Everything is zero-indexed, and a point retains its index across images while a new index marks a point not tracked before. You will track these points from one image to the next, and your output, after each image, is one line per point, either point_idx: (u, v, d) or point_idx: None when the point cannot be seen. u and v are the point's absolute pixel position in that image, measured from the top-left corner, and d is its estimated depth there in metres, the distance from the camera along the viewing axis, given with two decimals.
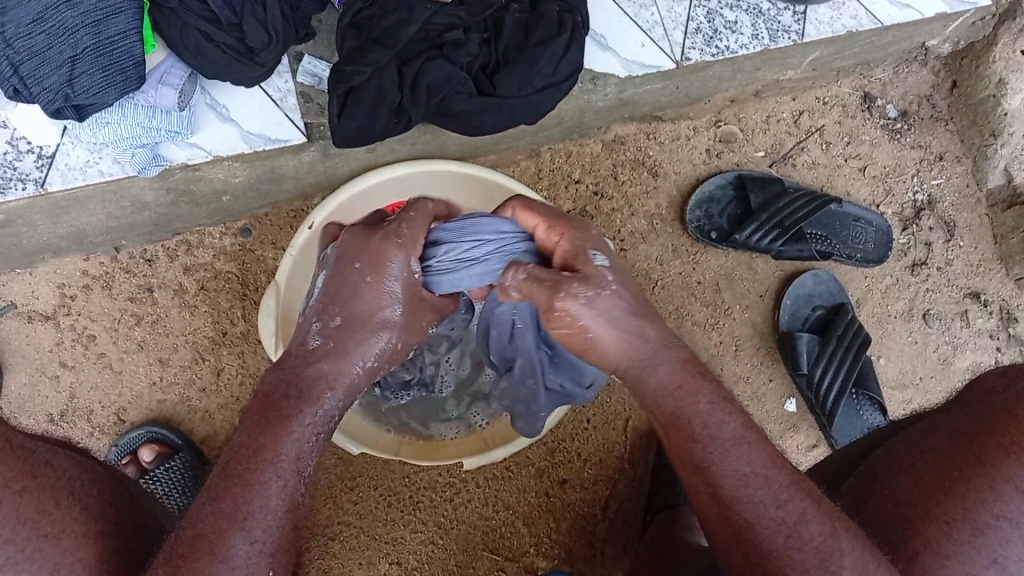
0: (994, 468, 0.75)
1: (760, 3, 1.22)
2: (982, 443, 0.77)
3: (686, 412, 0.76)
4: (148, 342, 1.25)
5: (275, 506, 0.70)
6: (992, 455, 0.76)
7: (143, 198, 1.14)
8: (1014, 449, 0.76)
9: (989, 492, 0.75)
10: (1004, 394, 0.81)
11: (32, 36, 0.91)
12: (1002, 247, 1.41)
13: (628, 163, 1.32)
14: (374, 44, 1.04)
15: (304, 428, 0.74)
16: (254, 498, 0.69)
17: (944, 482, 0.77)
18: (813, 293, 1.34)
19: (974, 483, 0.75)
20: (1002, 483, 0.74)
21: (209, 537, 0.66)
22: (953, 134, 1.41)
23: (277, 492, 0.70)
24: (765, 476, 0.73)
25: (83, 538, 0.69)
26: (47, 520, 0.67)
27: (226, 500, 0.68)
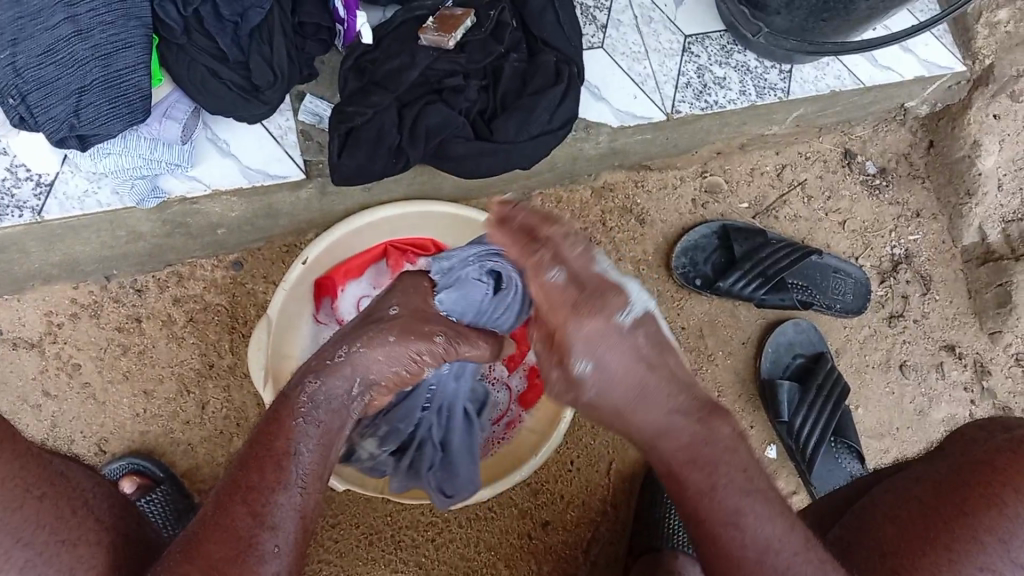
0: (975, 520, 0.78)
1: (747, 60, 1.27)
2: (963, 496, 0.80)
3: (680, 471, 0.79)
4: (133, 373, 1.24)
5: (282, 499, 0.75)
6: (972, 508, 0.79)
7: (139, 228, 1.15)
8: (996, 503, 0.78)
9: (973, 542, 0.77)
10: (984, 449, 0.84)
11: (42, 66, 0.93)
12: (976, 301, 1.44)
13: (616, 210, 1.35)
14: (376, 87, 1.08)
15: (303, 430, 0.81)
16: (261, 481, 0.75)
17: (928, 532, 0.79)
18: (794, 342, 1.38)
19: (958, 535, 0.78)
20: (986, 535, 0.77)
21: (215, 525, 0.71)
22: (929, 191, 1.46)
23: (284, 489, 0.75)
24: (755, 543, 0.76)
25: (98, 546, 0.71)
26: (65, 526, 0.69)
27: (231, 497, 0.73)
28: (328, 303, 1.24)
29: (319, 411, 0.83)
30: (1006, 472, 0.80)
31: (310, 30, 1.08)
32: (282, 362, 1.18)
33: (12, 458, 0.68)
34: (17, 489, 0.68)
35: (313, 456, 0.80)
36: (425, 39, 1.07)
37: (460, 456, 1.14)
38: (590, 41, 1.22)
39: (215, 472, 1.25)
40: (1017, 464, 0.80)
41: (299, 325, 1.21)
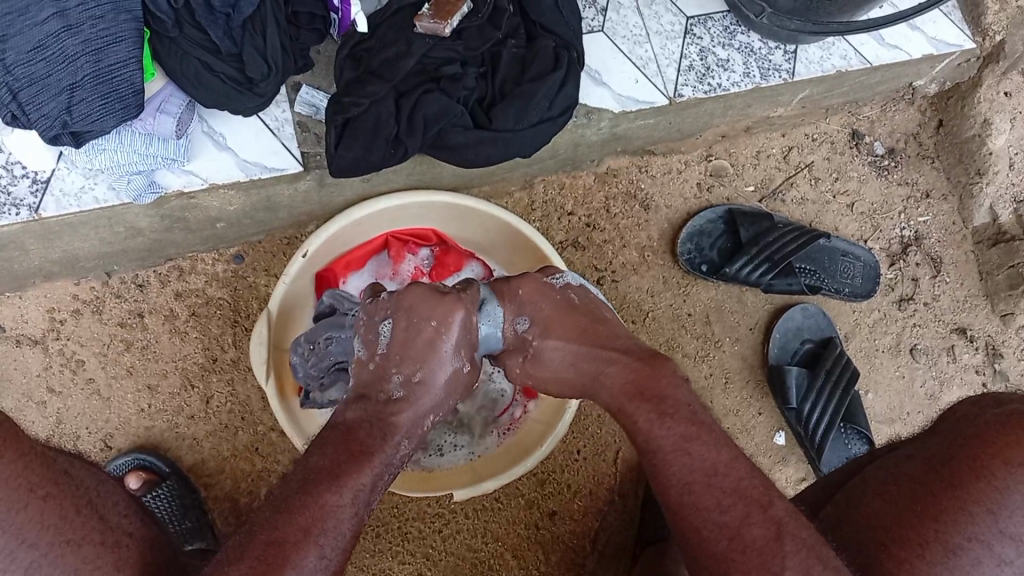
0: (963, 491, 0.78)
1: (751, 41, 1.24)
2: (952, 468, 0.80)
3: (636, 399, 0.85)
4: (137, 368, 1.24)
5: (344, 530, 0.74)
6: (962, 480, 0.79)
7: (138, 224, 1.14)
8: (984, 474, 0.78)
9: (961, 515, 0.77)
10: (974, 420, 0.84)
11: (32, 63, 0.91)
12: (988, 283, 1.42)
13: (620, 196, 1.33)
14: (372, 77, 1.06)
15: (380, 465, 0.80)
16: (328, 510, 0.73)
17: (916, 505, 0.80)
18: (802, 326, 1.36)
19: (947, 505, 0.78)
20: (974, 505, 0.77)
21: (280, 545, 0.70)
22: (939, 171, 1.43)
23: (349, 518, 0.75)
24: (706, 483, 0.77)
25: (104, 547, 0.71)
26: (68, 527, 0.69)
27: (301, 513, 0.73)
28: None
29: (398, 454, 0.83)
30: (998, 443, 0.80)
31: (304, 19, 1.05)
32: (282, 355, 1.18)
33: (15, 459, 0.68)
34: (22, 490, 0.68)
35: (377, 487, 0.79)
36: (420, 27, 1.04)
37: None
38: (590, 24, 1.20)
39: (221, 466, 1.25)
40: (1008, 435, 0.80)
41: (299, 318, 1.20)
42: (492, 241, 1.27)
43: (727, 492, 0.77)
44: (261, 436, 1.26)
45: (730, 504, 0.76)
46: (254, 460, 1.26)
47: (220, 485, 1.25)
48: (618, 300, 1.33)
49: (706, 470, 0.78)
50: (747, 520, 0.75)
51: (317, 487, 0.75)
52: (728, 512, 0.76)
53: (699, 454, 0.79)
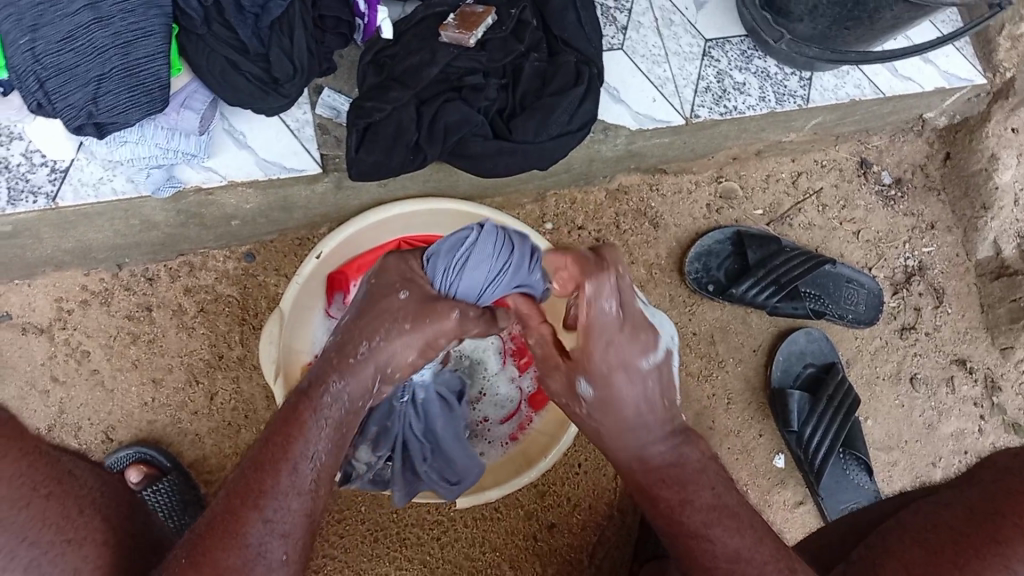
0: (1010, 548, 0.73)
1: (768, 67, 1.26)
2: (997, 522, 0.76)
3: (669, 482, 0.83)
4: (142, 361, 1.24)
5: (287, 488, 0.73)
6: (1008, 534, 0.74)
7: (153, 217, 1.15)
8: None
9: (1004, 571, 0.72)
10: (1019, 475, 0.80)
11: (60, 53, 0.91)
12: (989, 316, 1.44)
13: (630, 213, 1.35)
14: (395, 83, 1.07)
15: (318, 420, 0.78)
16: (275, 486, 0.73)
17: (957, 558, 0.75)
18: (804, 351, 1.37)
19: (991, 562, 0.73)
20: (1019, 563, 0.72)
21: (223, 520, 0.70)
22: (944, 204, 1.45)
23: (290, 476, 0.74)
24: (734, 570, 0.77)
25: (103, 547, 0.70)
26: (70, 526, 0.68)
27: (242, 486, 0.72)
28: (339, 298, 1.20)
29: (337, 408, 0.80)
30: None
31: (330, 23, 1.06)
32: (294, 357, 1.17)
33: (18, 457, 0.67)
34: (25, 488, 0.66)
35: (327, 456, 0.78)
36: (444, 36, 1.07)
37: (448, 444, 1.09)
38: (610, 42, 1.21)
39: (221, 463, 1.25)
40: None
41: (309, 318, 1.20)
42: None
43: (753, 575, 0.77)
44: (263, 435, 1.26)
45: None
46: None
47: (220, 482, 1.24)
48: None
49: (731, 555, 0.78)
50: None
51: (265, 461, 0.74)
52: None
53: (722, 539, 0.79)
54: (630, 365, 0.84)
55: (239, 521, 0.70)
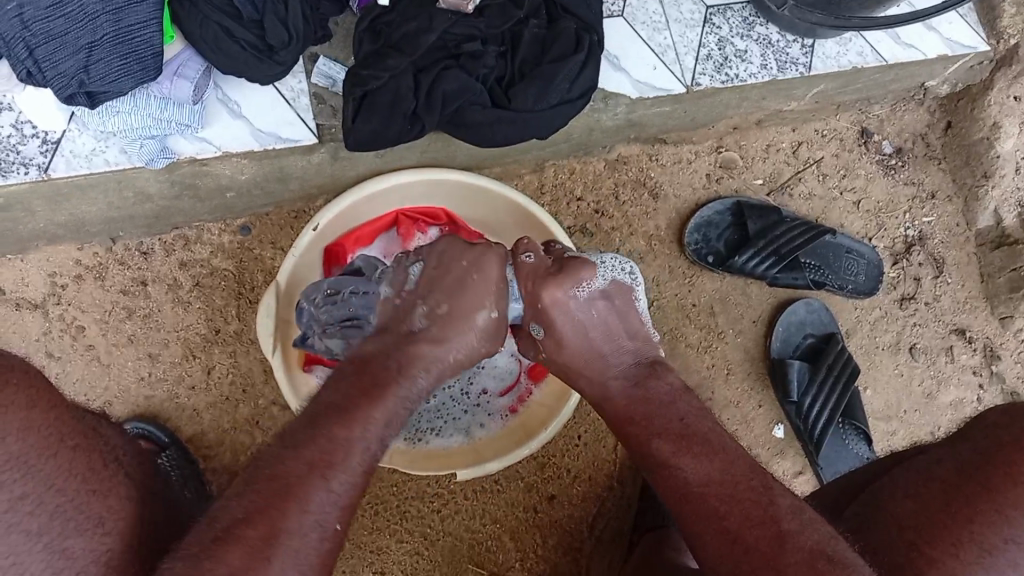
0: (999, 495, 0.77)
1: (770, 34, 1.24)
2: (988, 473, 0.79)
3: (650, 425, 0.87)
4: (138, 337, 1.23)
5: (350, 463, 0.77)
6: (998, 484, 0.78)
7: (147, 190, 1.13)
8: (1018, 477, 0.77)
9: (998, 517, 0.76)
10: (1008, 429, 0.82)
11: (50, 19, 0.89)
12: (989, 285, 1.43)
13: (629, 183, 1.33)
14: (393, 50, 1.05)
15: (395, 400, 0.84)
16: (327, 449, 0.76)
17: (950, 508, 0.79)
18: (804, 321, 1.37)
19: (982, 508, 0.77)
20: (1011, 509, 0.76)
21: (286, 479, 0.73)
22: (945, 173, 1.44)
23: (360, 451, 0.78)
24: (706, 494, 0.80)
25: (123, 499, 0.73)
26: (96, 477, 0.71)
27: (310, 445, 0.76)
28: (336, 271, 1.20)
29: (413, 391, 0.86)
30: None
31: None
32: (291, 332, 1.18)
33: (50, 410, 0.69)
34: (55, 437, 0.69)
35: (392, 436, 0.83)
36: (443, 2, 1.04)
37: None
38: (610, 9, 1.19)
39: (220, 438, 1.24)
40: None
41: None
42: (502, 223, 1.26)
43: (723, 498, 0.79)
44: (262, 410, 1.25)
45: (731, 511, 0.78)
46: (254, 433, 1.25)
47: (219, 457, 1.24)
48: None
49: (702, 482, 0.81)
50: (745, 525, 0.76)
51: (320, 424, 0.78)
52: (727, 518, 0.77)
53: (691, 466, 0.82)
54: (564, 302, 0.94)
55: (287, 481, 0.73)
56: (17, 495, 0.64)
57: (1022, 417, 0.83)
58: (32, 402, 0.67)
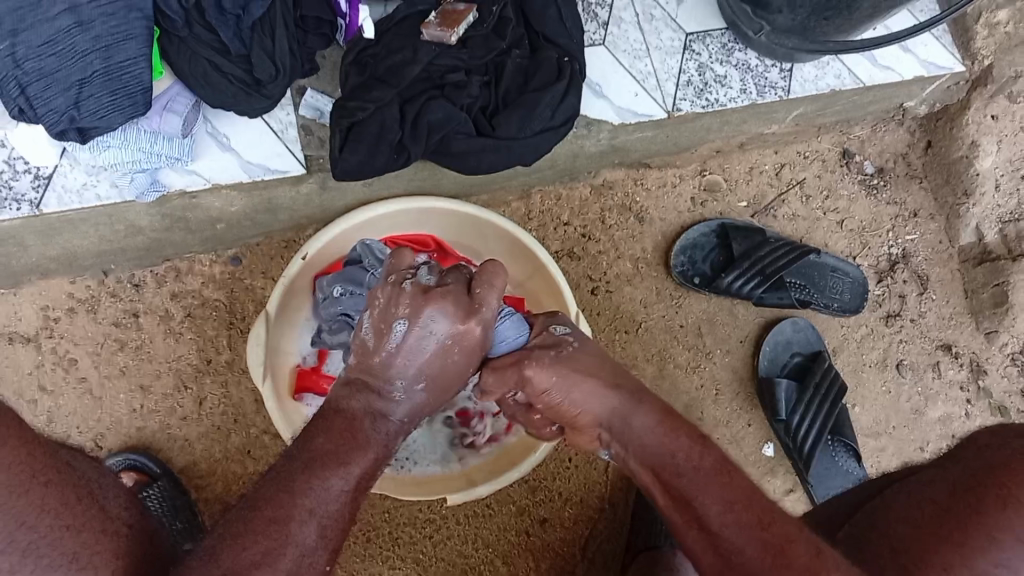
0: (991, 518, 0.75)
1: (748, 59, 1.27)
2: (979, 496, 0.78)
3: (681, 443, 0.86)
4: (130, 368, 1.23)
5: (336, 510, 0.78)
6: (989, 507, 0.76)
7: (137, 223, 1.14)
8: (1011, 501, 0.76)
9: (987, 541, 0.74)
10: (1000, 451, 0.82)
11: (42, 57, 0.91)
12: (973, 301, 1.45)
13: (615, 208, 1.35)
14: (377, 82, 1.08)
15: (377, 450, 0.86)
16: (322, 493, 0.78)
17: (941, 531, 0.77)
18: (791, 340, 1.38)
19: (974, 533, 0.75)
20: (1001, 531, 0.74)
21: (282, 523, 0.74)
22: (926, 191, 1.46)
23: (344, 499, 0.79)
24: (746, 504, 0.79)
25: (101, 534, 0.71)
26: (69, 512, 0.70)
27: (301, 491, 0.77)
28: None
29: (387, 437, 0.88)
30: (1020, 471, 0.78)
31: (311, 24, 1.07)
32: (281, 360, 1.19)
33: (18, 445, 0.69)
34: (23, 474, 0.68)
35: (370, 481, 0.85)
36: (426, 34, 1.07)
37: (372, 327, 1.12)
38: (592, 38, 1.22)
39: (212, 468, 1.24)
40: None
41: (295, 320, 1.21)
42: (490, 249, 1.28)
43: (766, 510, 0.78)
44: (253, 439, 1.25)
45: (773, 523, 0.77)
46: (245, 462, 1.25)
47: (211, 487, 1.24)
48: (612, 310, 1.34)
49: (745, 493, 0.80)
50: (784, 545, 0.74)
51: (313, 467, 0.79)
52: (767, 530, 0.76)
53: (733, 480, 0.81)
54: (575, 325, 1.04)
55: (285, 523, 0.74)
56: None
57: (1014, 440, 0.83)
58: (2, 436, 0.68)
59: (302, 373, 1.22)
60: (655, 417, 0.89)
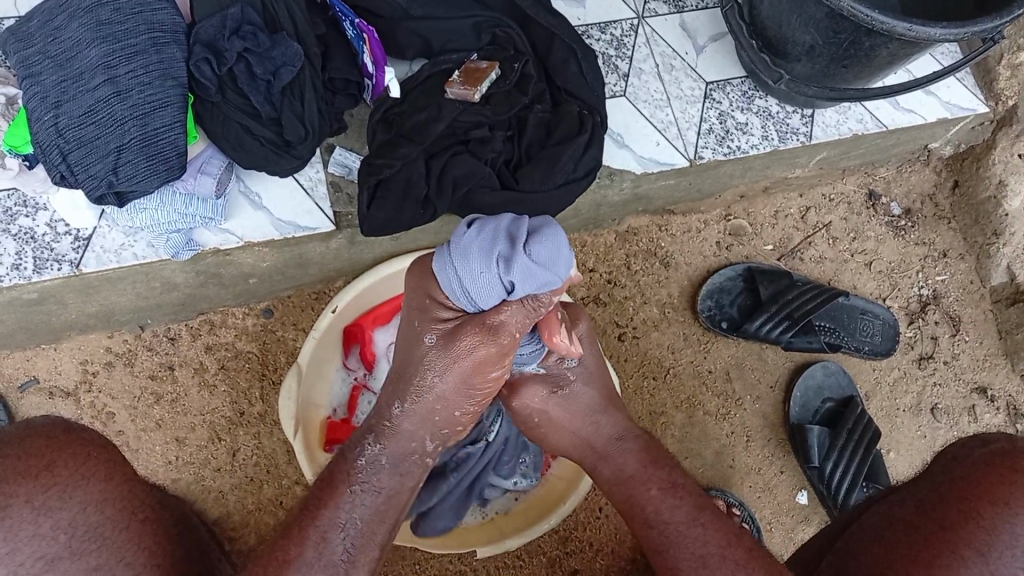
0: (955, 534, 0.76)
1: (769, 106, 1.28)
2: (943, 513, 0.78)
3: (642, 500, 0.95)
4: (166, 421, 1.26)
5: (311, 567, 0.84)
6: (952, 523, 0.77)
7: (173, 279, 1.17)
8: (973, 516, 0.77)
9: (953, 559, 0.74)
10: (958, 463, 0.83)
11: (82, 126, 0.96)
12: (1007, 342, 1.43)
13: (641, 254, 1.36)
14: (403, 139, 1.10)
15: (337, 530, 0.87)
16: (335, 521, 0.88)
17: (912, 551, 0.77)
18: (822, 384, 1.37)
19: (940, 550, 0.75)
20: (964, 549, 0.74)
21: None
22: (955, 231, 1.45)
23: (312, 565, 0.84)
24: (721, 555, 0.87)
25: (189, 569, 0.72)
26: (159, 553, 0.70)
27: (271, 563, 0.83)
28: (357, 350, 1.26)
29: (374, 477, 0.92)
30: (982, 489, 0.78)
31: (339, 85, 1.11)
32: (312, 412, 1.21)
33: (121, 479, 0.72)
34: (124, 511, 0.71)
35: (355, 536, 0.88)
36: (450, 93, 1.10)
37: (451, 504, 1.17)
38: (613, 89, 1.24)
39: (245, 519, 1.25)
40: (991, 474, 0.79)
41: (327, 373, 1.23)
42: None
43: (740, 562, 0.85)
44: (285, 489, 1.27)
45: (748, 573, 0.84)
46: (277, 513, 1.26)
47: (244, 538, 1.25)
48: (640, 356, 1.34)
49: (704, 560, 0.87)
50: None
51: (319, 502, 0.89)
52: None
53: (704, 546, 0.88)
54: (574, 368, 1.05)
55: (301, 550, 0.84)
56: (89, 565, 0.66)
57: (976, 445, 0.85)
58: (105, 472, 0.72)
59: (332, 426, 1.24)
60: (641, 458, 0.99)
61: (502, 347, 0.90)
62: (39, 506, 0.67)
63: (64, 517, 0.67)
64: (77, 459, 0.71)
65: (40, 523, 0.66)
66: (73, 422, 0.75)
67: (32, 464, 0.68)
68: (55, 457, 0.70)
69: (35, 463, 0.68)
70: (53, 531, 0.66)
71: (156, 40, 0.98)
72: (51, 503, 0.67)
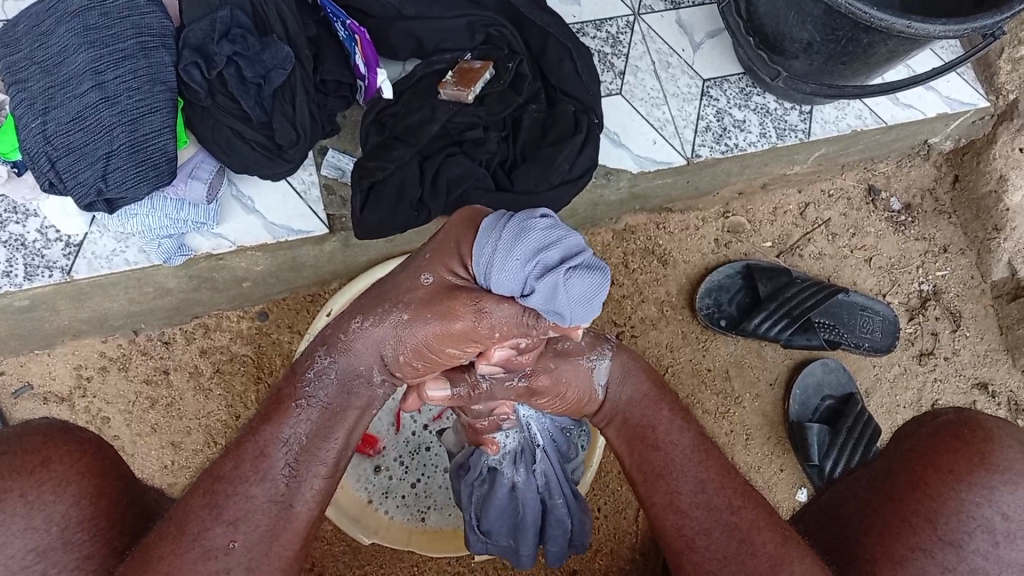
0: (903, 504, 0.72)
1: (767, 102, 1.27)
2: (893, 480, 0.74)
3: (653, 421, 0.86)
4: (161, 425, 1.25)
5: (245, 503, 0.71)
6: (902, 492, 0.72)
7: (166, 284, 1.16)
8: (920, 485, 0.72)
9: (904, 527, 0.70)
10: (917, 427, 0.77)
11: (70, 133, 0.95)
12: (1009, 338, 1.42)
13: (638, 252, 1.34)
14: (396, 142, 1.09)
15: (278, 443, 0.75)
16: (277, 436, 0.75)
17: (866, 520, 0.73)
18: (822, 382, 1.36)
19: (891, 520, 0.71)
20: (914, 516, 0.71)
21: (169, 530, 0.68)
22: (956, 227, 1.44)
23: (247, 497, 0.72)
24: (719, 484, 0.79)
25: None
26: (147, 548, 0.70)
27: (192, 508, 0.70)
28: None
29: (325, 392, 0.77)
30: (932, 454, 0.73)
31: (331, 87, 1.10)
32: None
33: (116, 476, 0.71)
34: (117, 504, 0.69)
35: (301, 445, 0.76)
36: (443, 94, 1.08)
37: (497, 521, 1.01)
38: (608, 88, 1.23)
39: None
40: (944, 436, 0.74)
41: None
42: None
43: (739, 493, 0.78)
44: None
45: (740, 506, 0.77)
46: None
47: None
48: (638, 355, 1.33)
49: (691, 497, 0.78)
50: (756, 524, 0.75)
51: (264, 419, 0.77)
52: (737, 513, 0.76)
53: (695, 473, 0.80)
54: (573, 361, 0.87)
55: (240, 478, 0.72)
56: (82, 554, 0.65)
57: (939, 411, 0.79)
58: (101, 468, 0.69)
59: None
60: (641, 387, 0.88)
61: (478, 331, 0.71)
62: (32, 501, 0.64)
63: (56, 511, 0.65)
64: (74, 455, 0.68)
65: (33, 516, 0.64)
66: (70, 421, 0.72)
67: (27, 459, 0.66)
68: (51, 452, 0.67)
69: (29, 458, 0.66)
70: (45, 524, 0.64)
71: (144, 44, 0.96)
72: (45, 497, 0.65)
